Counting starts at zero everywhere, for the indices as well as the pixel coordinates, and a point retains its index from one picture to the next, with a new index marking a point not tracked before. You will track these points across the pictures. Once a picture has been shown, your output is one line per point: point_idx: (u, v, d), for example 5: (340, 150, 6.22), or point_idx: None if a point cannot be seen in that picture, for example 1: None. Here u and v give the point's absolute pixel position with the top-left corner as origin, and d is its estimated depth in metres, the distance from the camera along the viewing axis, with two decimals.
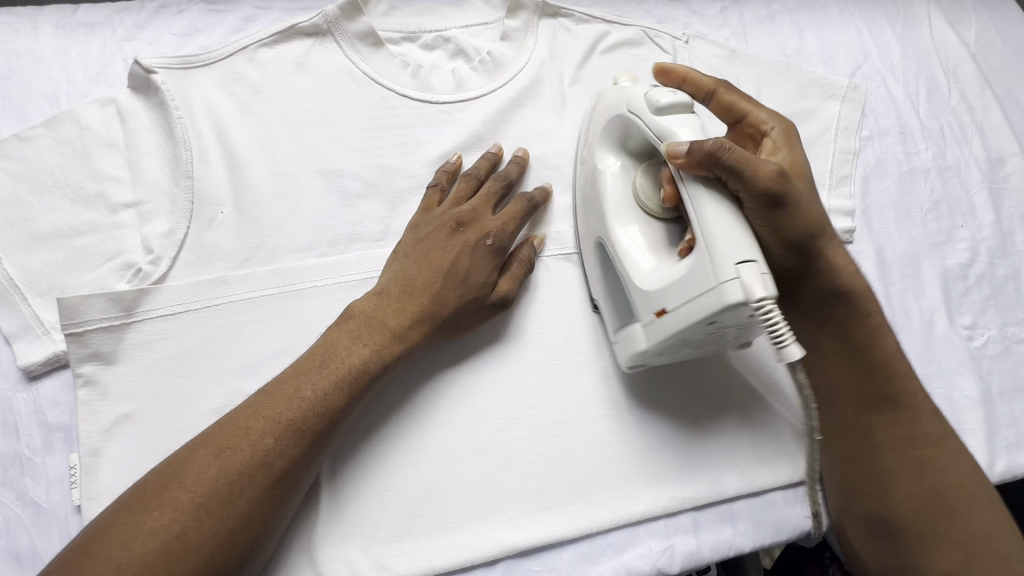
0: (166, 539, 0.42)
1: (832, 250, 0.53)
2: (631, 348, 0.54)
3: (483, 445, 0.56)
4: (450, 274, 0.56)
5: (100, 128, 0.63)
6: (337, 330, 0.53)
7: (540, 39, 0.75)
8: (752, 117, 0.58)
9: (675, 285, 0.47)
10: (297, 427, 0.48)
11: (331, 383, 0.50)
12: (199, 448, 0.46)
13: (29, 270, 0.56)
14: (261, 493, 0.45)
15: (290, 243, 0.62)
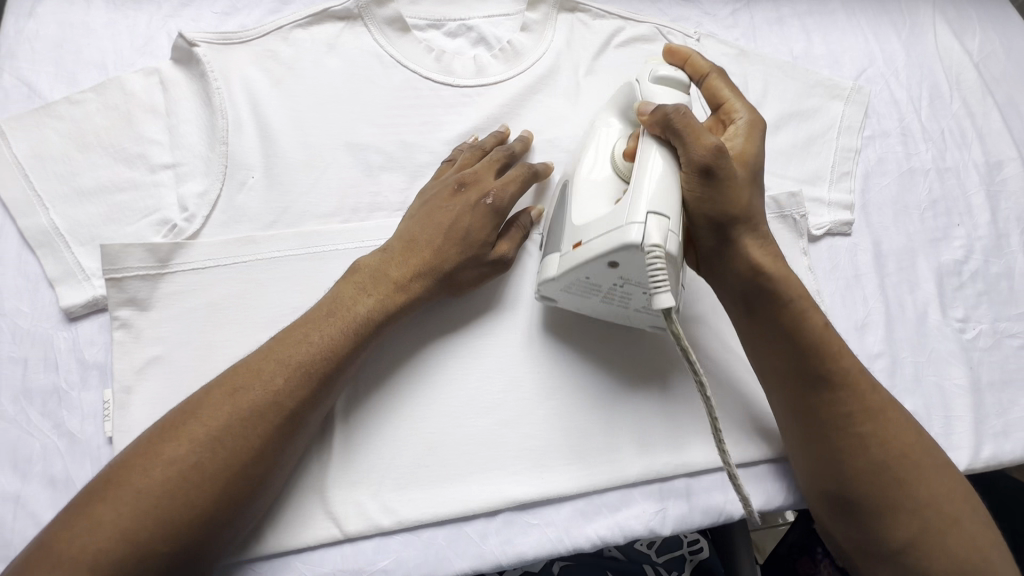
0: (184, 467, 0.45)
1: (747, 238, 0.54)
2: (543, 274, 0.57)
3: (488, 404, 0.59)
4: (451, 232, 0.58)
5: (144, 95, 0.67)
6: (346, 286, 0.56)
7: (558, 31, 0.78)
8: (727, 105, 0.60)
9: (598, 225, 0.51)
10: (306, 369, 0.50)
11: (338, 330, 0.53)
12: (214, 390, 0.49)
13: (73, 220, 0.61)
14: (270, 430, 0.48)
15: (315, 209, 0.66)
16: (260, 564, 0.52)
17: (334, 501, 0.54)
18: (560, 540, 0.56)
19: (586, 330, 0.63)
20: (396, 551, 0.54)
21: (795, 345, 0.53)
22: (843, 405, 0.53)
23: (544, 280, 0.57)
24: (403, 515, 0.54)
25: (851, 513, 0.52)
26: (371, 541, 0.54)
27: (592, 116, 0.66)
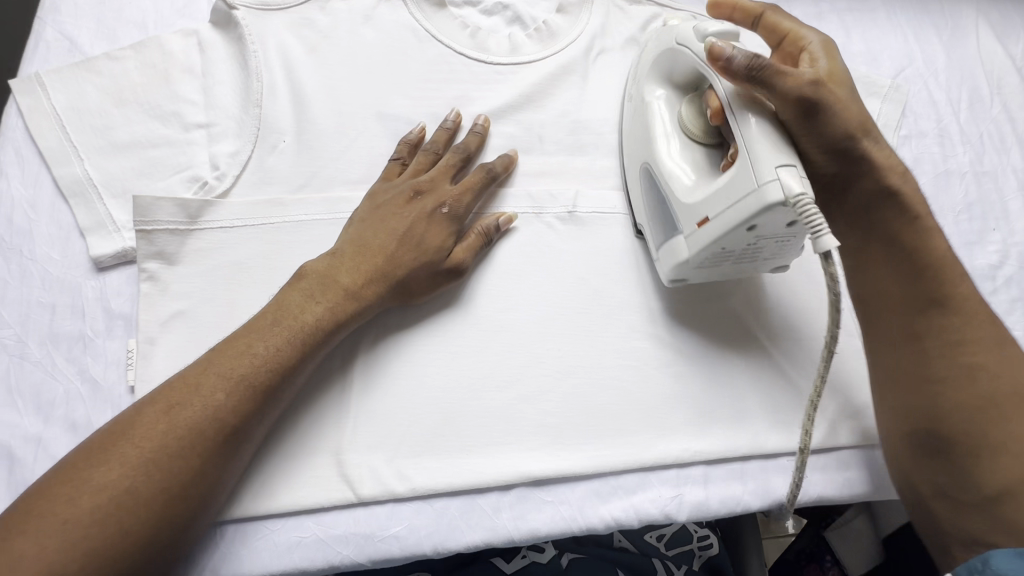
0: (116, 494, 0.42)
1: (878, 152, 0.55)
2: (675, 259, 0.57)
3: (507, 378, 0.58)
4: (406, 238, 0.58)
5: (182, 55, 0.67)
6: (297, 293, 0.54)
7: (595, 14, 0.78)
8: (793, 35, 0.58)
9: (714, 197, 0.51)
10: (250, 382, 0.48)
11: (284, 340, 0.51)
12: (148, 407, 0.46)
13: (106, 172, 0.61)
14: (213, 448, 0.46)
15: (345, 176, 0.66)
16: (272, 522, 0.52)
17: (349, 464, 0.54)
18: (574, 518, 0.56)
19: (609, 311, 0.62)
20: (408, 518, 0.53)
21: (912, 261, 0.55)
22: (956, 330, 0.54)
23: (678, 258, 0.57)
24: (417, 482, 0.54)
25: (946, 455, 0.53)
26: (383, 507, 0.53)
27: (638, 80, 0.65)
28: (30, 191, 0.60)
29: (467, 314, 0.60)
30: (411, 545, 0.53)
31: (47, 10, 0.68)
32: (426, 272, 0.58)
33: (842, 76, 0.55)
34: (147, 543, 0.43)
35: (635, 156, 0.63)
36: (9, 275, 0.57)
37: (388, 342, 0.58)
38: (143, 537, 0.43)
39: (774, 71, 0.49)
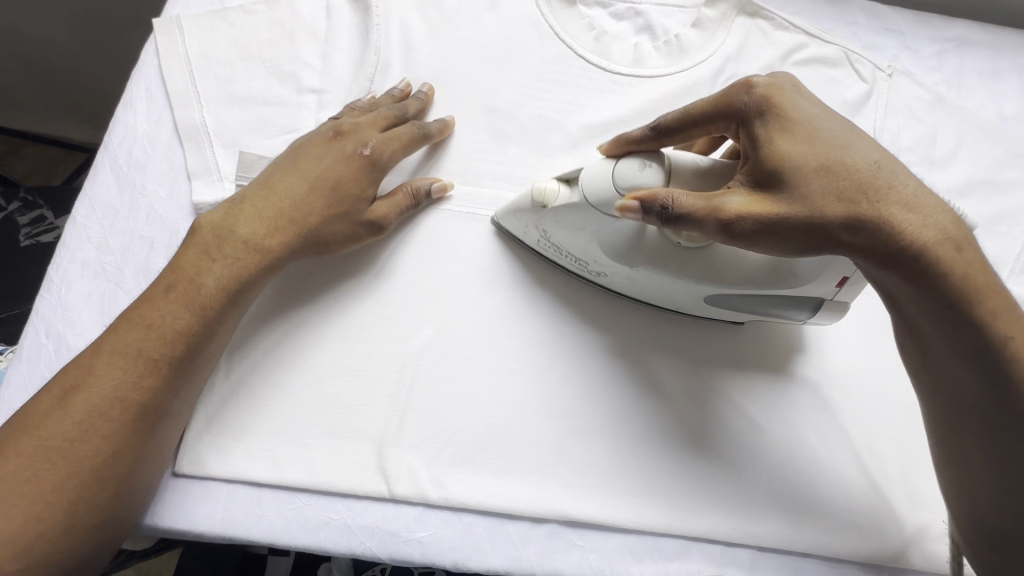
0: (22, 482, 0.43)
1: (900, 223, 0.42)
2: (833, 316, 0.54)
3: (558, 406, 0.56)
4: (319, 184, 0.56)
5: (309, 17, 0.68)
6: (194, 253, 0.53)
7: (732, 35, 0.72)
8: (711, 112, 0.51)
9: (832, 269, 0.48)
10: (150, 357, 0.48)
11: (184, 309, 0.50)
12: (45, 395, 0.47)
13: (220, 122, 0.63)
14: (121, 429, 0.46)
15: (440, 165, 0.65)
16: (306, 495, 0.52)
17: (389, 456, 0.53)
18: (601, 570, 0.52)
19: (677, 362, 0.58)
20: (435, 527, 0.52)
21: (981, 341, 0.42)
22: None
23: (840, 309, 0.53)
24: (451, 493, 0.53)
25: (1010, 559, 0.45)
26: (414, 509, 0.53)
27: (552, 244, 0.58)
28: (151, 127, 0.63)
29: (525, 339, 0.58)
30: (432, 553, 0.52)
31: None
32: (348, 231, 0.57)
33: (804, 144, 0.45)
34: (71, 526, 0.44)
35: (684, 301, 0.56)
36: (120, 204, 0.60)
37: (451, 345, 0.57)
38: (57, 521, 0.43)
39: (692, 210, 0.44)
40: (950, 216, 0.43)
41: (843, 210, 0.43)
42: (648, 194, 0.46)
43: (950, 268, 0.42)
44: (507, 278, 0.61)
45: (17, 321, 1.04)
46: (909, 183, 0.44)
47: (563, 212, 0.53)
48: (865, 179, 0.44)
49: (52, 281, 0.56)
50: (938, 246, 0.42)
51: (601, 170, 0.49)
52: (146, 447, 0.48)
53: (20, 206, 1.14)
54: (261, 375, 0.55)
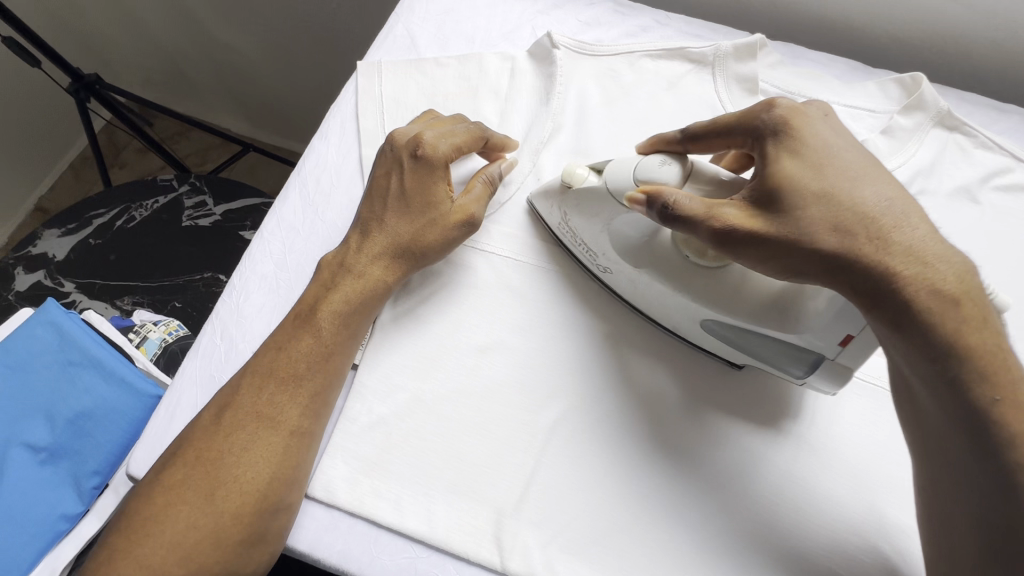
0: (183, 491, 0.49)
1: (902, 268, 0.42)
2: (832, 380, 0.51)
3: (687, 518, 0.53)
4: (394, 199, 0.59)
5: (494, 75, 0.71)
6: (313, 289, 0.58)
7: (926, 147, 0.68)
8: (735, 126, 0.51)
9: (834, 322, 0.46)
10: (285, 376, 0.53)
11: (313, 335, 0.54)
12: (206, 413, 0.53)
13: None
14: (257, 443, 0.50)
15: None
16: (421, 548, 0.53)
17: (507, 528, 0.52)
18: None
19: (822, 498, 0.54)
20: None
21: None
22: None
23: (840, 375, 0.50)
24: None
25: None
26: None
27: (572, 230, 0.60)
28: (339, 159, 0.68)
29: (657, 435, 0.56)
30: None
31: (404, 11, 0.77)
32: (442, 235, 0.58)
33: (808, 168, 0.45)
34: (220, 539, 0.48)
35: (682, 323, 0.57)
36: (302, 226, 0.65)
37: (589, 429, 0.56)
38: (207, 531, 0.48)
39: (690, 215, 0.46)
40: (955, 271, 0.42)
41: (837, 242, 0.43)
42: (658, 188, 0.48)
43: (937, 326, 0.41)
44: (656, 368, 0.59)
45: (169, 292, 1.17)
46: (920, 228, 0.43)
47: (585, 193, 0.56)
48: (869, 210, 0.43)
49: (234, 289, 0.62)
50: (932, 300, 0.41)
51: (630, 162, 0.52)
52: (285, 466, 0.51)
53: (189, 190, 1.28)
54: (400, 417, 0.57)
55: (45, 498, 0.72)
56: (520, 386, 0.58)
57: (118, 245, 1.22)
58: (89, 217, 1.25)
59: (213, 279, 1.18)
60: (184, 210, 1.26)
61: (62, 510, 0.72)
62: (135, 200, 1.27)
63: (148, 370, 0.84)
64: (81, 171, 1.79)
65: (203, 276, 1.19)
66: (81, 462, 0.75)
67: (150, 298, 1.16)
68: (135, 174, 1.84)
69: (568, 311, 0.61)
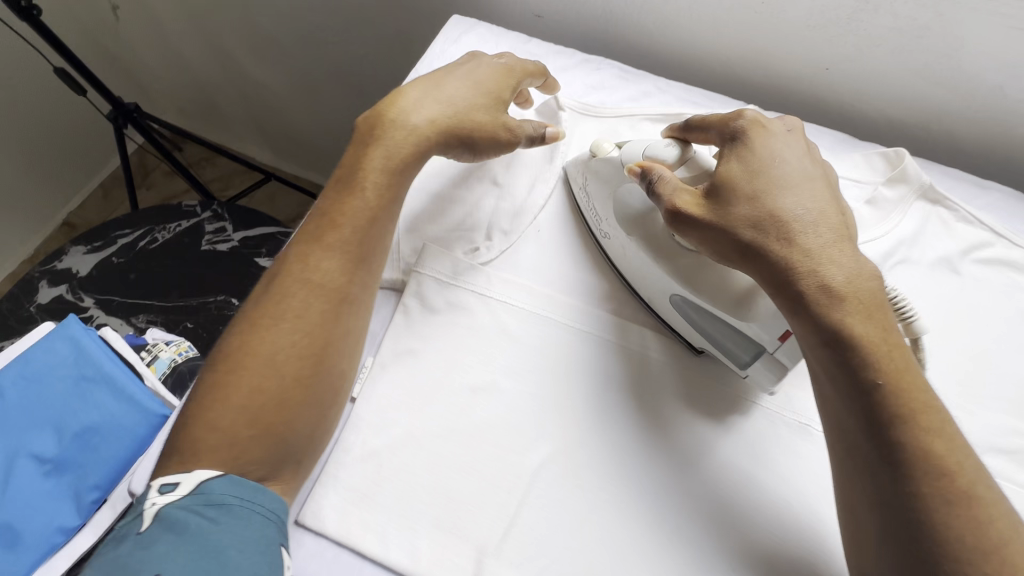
0: (250, 359, 0.55)
1: (797, 260, 0.51)
2: (771, 376, 0.58)
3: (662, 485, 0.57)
4: (448, 82, 0.67)
5: None
6: (354, 150, 0.65)
7: (908, 218, 0.71)
8: (719, 128, 0.59)
9: (777, 322, 0.55)
10: (340, 246, 0.60)
11: (357, 208, 0.62)
12: (262, 298, 0.59)
13: (409, 210, 0.72)
14: (315, 309, 0.58)
15: (589, 286, 0.68)
16: None
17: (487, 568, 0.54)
18: None
19: (796, 559, 0.55)
20: None
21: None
22: None
23: (776, 369, 0.58)
24: None
25: None
26: None
27: (587, 194, 0.70)
28: None
29: (638, 483, 0.57)
30: None
31: (424, 68, 0.84)
32: (490, 129, 0.65)
33: (749, 171, 0.55)
34: (284, 398, 0.55)
35: (654, 296, 0.64)
36: None
37: (573, 470, 0.58)
38: (273, 388, 0.55)
39: (659, 189, 0.57)
40: (849, 273, 0.50)
41: (753, 232, 0.52)
42: (650, 164, 0.59)
43: (826, 315, 0.49)
44: (642, 415, 0.61)
45: (182, 312, 1.22)
46: (824, 236, 0.52)
47: (606, 162, 0.67)
48: (783, 215, 0.52)
49: None
50: (817, 292, 0.50)
51: (640, 146, 0.63)
52: (336, 317, 0.59)
53: (211, 216, 1.34)
54: (392, 450, 0.59)
55: (45, 508, 0.75)
56: (509, 426, 0.60)
57: (139, 265, 1.27)
58: (114, 236, 1.31)
59: (225, 303, 1.23)
60: (204, 234, 1.32)
61: (60, 522, 0.75)
62: (159, 222, 1.33)
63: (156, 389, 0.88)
64: (110, 191, 1.87)
65: (216, 300, 1.23)
66: (82, 475, 0.78)
67: (164, 317, 1.21)
68: (160, 195, 1.93)
69: (559, 355, 0.63)
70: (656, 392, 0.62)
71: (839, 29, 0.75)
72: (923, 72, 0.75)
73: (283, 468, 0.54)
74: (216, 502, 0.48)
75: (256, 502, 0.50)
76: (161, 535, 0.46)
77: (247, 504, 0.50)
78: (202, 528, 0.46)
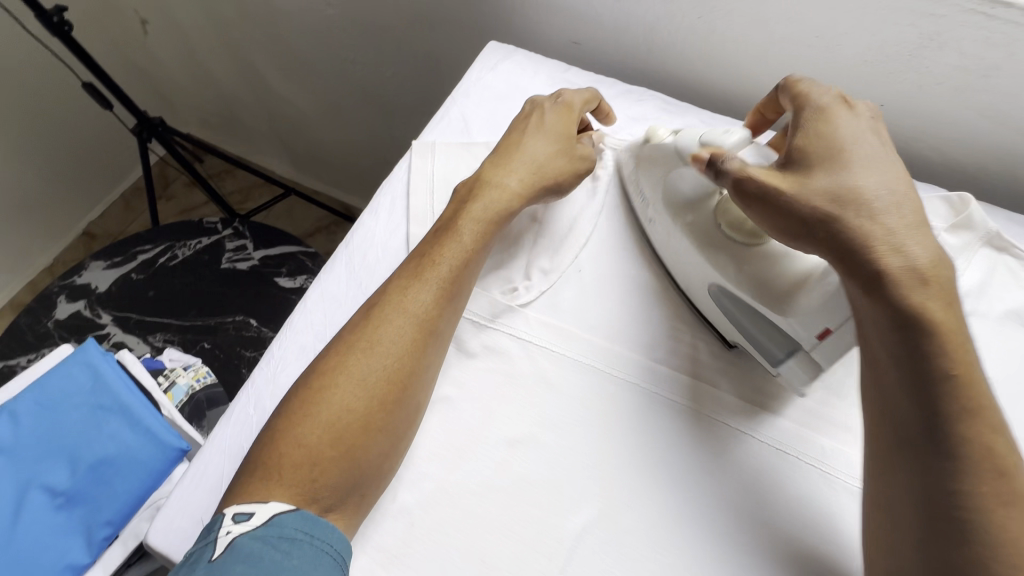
0: (340, 382, 0.53)
1: (885, 240, 0.45)
2: (806, 374, 0.56)
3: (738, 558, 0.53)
4: (532, 130, 0.68)
5: None
6: (452, 206, 0.65)
7: (974, 266, 0.67)
8: (798, 104, 0.55)
9: (818, 311, 0.51)
10: (437, 281, 0.58)
11: (456, 249, 0.60)
12: (356, 321, 0.57)
13: None
14: (407, 340, 0.55)
15: (634, 332, 0.64)
16: None
17: None
18: None
19: None
20: None
21: None
22: None
23: (810, 367, 0.55)
24: None
25: None
26: None
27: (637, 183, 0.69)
28: (386, 235, 0.70)
29: (693, 554, 0.53)
30: None
31: (460, 96, 0.81)
32: (575, 173, 0.67)
33: (833, 147, 0.50)
34: (367, 425, 0.52)
35: (695, 286, 0.63)
36: (345, 299, 0.66)
37: (621, 537, 0.54)
38: (359, 412, 0.52)
39: (728, 170, 0.53)
40: (933, 256, 0.45)
41: (840, 210, 0.47)
42: (718, 151, 0.56)
43: (909, 297, 0.44)
44: (695, 478, 0.56)
45: (200, 332, 1.20)
46: (907, 216, 0.46)
47: (658, 147, 0.65)
48: (876, 194, 0.47)
49: (273, 356, 0.64)
50: (906, 275, 0.44)
51: (695, 134, 0.61)
52: (422, 356, 0.55)
53: (232, 234, 1.31)
54: (425, 507, 0.55)
55: (55, 544, 0.72)
56: (550, 485, 0.56)
57: (158, 282, 1.25)
58: (134, 251, 1.29)
59: (243, 323, 1.20)
60: (225, 252, 1.29)
61: (69, 560, 0.72)
62: (180, 238, 1.31)
63: (173, 419, 0.85)
64: (131, 202, 1.87)
65: (235, 320, 1.21)
66: (93, 511, 0.75)
67: (181, 337, 1.19)
68: (180, 207, 1.92)
69: (605, 409, 0.60)
70: (708, 453, 0.57)
71: (898, 65, 0.71)
72: (987, 113, 0.71)
73: (350, 501, 0.51)
74: (288, 536, 0.45)
75: (322, 540, 0.46)
76: (238, 566, 0.42)
77: (315, 541, 0.46)
78: (277, 563, 0.43)
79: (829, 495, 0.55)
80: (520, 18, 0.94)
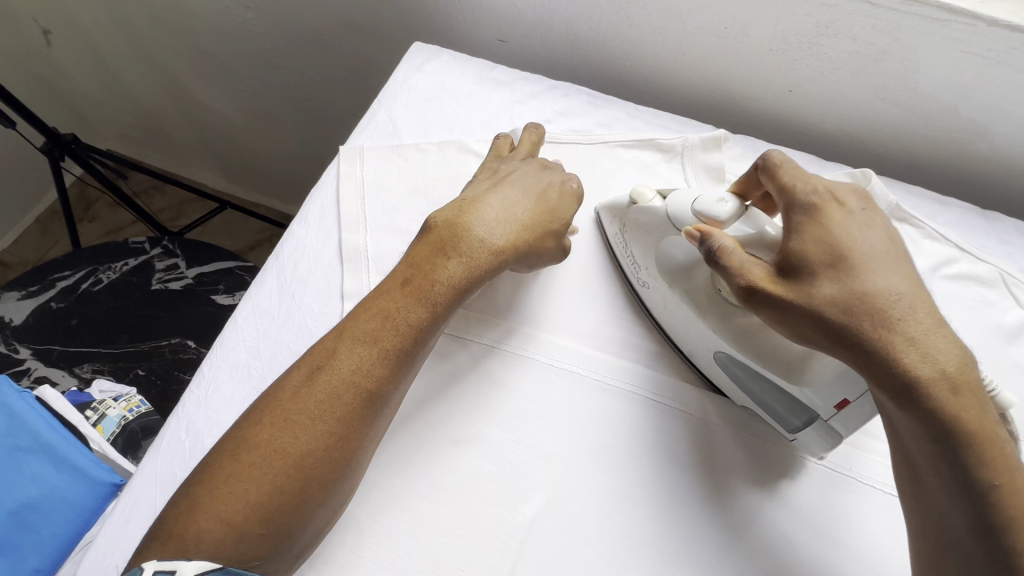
0: (272, 455, 0.46)
1: (911, 349, 0.43)
2: (828, 442, 0.54)
3: (681, 534, 0.55)
4: (532, 196, 0.62)
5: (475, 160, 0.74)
6: (428, 249, 0.57)
7: None
8: (790, 190, 0.53)
9: (835, 383, 0.49)
10: (391, 349, 0.52)
11: (417, 314, 0.53)
12: (302, 384, 0.50)
13: (381, 250, 0.67)
14: (351, 413, 0.49)
15: (571, 322, 0.66)
16: None
17: None
18: None
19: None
20: None
21: None
22: None
23: (831, 437, 0.54)
24: None
25: None
26: None
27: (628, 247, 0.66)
28: (318, 242, 0.68)
29: (639, 537, 0.54)
30: None
31: (388, 98, 0.81)
32: (552, 253, 0.64)
33: (838, 244, 0.48)
34: (302, 501, 0.46)
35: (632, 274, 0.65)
36: (278, 312, 0.64)
37: (572, 534, 0.54)
38: (295, 488, 0.46)
39: (731, 261, 0.50)
40: (955, 359, 0.43)
41: (855, 317, 0.45)
42: (710, 232, 0.53)
43: (935, 404, 0.42)
44: (639, 462, 0.58)
45: (131, 359, 1.13)
46: (922, 321, 0.44)
47: (646, 211, 0.63)
48: (897, 301, 0.45)
49: (204, 377, 0.61)
50: (932, 385, 0.42)
51: (685, 199, 0.59)
52: (360, 430, 0.49)
53: (162, 252, 1.25)
54: (373, 516, 0.55)
55: None
56: (497, 482, 0.56)
57: (81, 309, 1.18)
58: (52, 278, 1.20)
59: (180, 345, 1.15)
60: (154, 272, 1.23)
61: None
62: (103, 262, 1.23)
63: (103, 452, 0.80)
64: (48, 226, 1.75)
65: (170, 342, 1.15)
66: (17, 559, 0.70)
67: (111, 365, 1.12)
68: (105, 228, 1.81)
69: (550, 404, 0.60)
70: (649, 434, 0.59)
71: (801, 52, 0.76)
72: (882, 93, 0.76)
73: (284, 562, 0.48)
74: None
75: None
76: None
77: None
78: None
79: (770, 458, 0.58)
80: (445, 18, 0.94)
